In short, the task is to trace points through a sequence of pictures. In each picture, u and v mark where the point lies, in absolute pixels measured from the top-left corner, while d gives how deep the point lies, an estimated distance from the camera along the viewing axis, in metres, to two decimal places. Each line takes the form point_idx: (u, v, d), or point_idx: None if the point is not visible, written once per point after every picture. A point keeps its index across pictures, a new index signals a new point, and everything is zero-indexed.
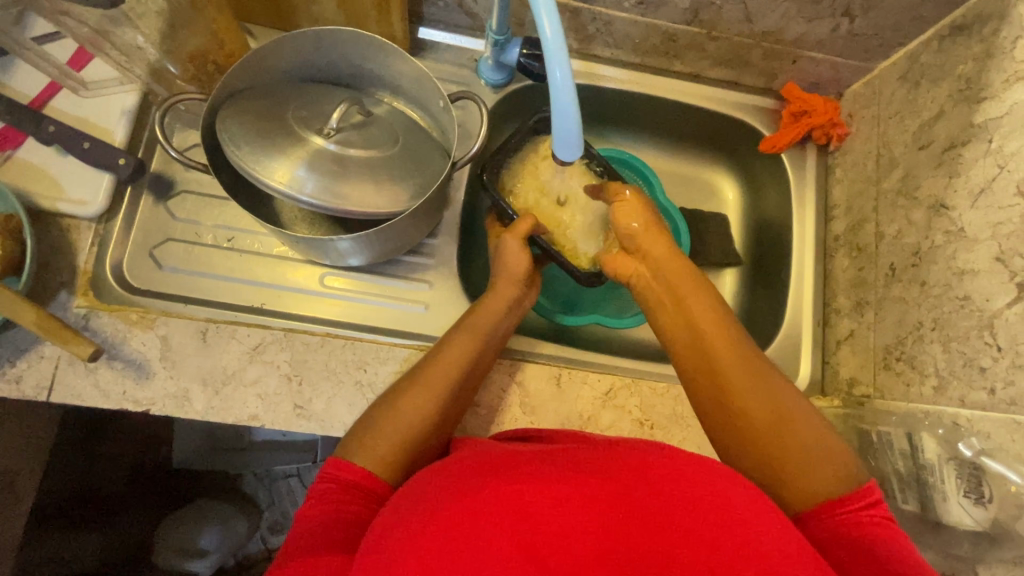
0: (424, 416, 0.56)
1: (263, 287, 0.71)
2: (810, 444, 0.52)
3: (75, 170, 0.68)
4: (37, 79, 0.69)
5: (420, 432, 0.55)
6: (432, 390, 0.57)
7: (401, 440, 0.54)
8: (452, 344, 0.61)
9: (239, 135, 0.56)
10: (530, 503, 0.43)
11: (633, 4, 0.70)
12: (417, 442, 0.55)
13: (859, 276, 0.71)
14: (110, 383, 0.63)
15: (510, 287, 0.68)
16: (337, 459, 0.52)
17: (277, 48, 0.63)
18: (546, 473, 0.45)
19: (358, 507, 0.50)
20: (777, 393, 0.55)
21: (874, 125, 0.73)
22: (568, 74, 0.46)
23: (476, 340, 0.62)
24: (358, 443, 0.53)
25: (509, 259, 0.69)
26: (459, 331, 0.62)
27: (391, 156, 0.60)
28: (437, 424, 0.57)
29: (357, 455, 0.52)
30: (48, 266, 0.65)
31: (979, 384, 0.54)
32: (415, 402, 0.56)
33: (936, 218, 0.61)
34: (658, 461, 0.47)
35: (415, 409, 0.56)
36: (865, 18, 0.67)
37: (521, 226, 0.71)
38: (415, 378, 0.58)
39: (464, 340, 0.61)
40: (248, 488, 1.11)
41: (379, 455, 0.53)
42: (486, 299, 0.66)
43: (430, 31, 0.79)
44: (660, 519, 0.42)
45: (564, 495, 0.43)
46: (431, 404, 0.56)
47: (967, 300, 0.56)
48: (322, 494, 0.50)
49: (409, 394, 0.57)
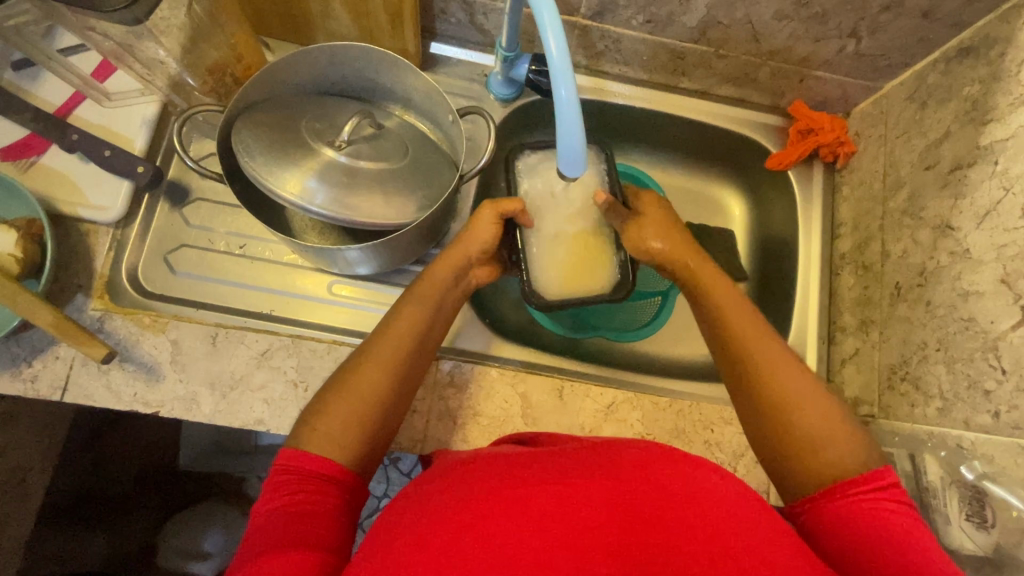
0: (381, 388, 0.55)
1: (273, 294, 0.72)
2: (823, 430, 0.51)
3: (95, 176, 0.70)
4: (63, 90, 0.72)
5: (382, 407, 0.54)
6: (385, 364, 0.56)
7: (359, 415, 0.53)
8: (402, 312, 0.60)
9: (252, 146, 0.58)
10: (532, 515, 0.43)
11: (642, 23, 0.71)
12: (377, 418, 0.54)
13: (865, 295, 0.71)
14: (122, 384, 0.65)
15: (456, 260, 0.67)
16: (292, 449, 0.50)
17: (294, 62, 0.65)
18: (549, 485, 0.45)
19: (320, 497, 0.48)
20: (787, 363, 0.55)
21: (881, 145, 0.73)
22: (573, 93, 0.46)
23: (424, 308, 0.61)
24: (313, 430, 0.51)
25: (473, 232, 0.68)
26: (409, 301, 0.61)
27: (399, 168, 0.61)
28: (397, 393, 0.56)
29: (315, 442, 0.51)
30: (66, 269, 0.67)
31: (982, 408, 0.53)
32: (371, 376, 0.55)
33: (943, 238, 0.61)
34: (655, 464, 0.48)
35: (370, 384, 0.55)
36: (872, 39, 0.67)
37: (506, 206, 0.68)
38: (367, 355, 0.57)
39: (414, 309, 0.61)
40: (254, 491, 1.09)
41: (336, 436, 0.51)
42: (432, 268, 0.65)
43: (442, 47, 0.81)
44: (656, 524, 0.42)
45: (565, 508, 0.43)
46: (384, 378, 0.55)
47: (972, 321, 0.56)
48: (279, 486, 0.48)
49: (364, 369, 0.55)
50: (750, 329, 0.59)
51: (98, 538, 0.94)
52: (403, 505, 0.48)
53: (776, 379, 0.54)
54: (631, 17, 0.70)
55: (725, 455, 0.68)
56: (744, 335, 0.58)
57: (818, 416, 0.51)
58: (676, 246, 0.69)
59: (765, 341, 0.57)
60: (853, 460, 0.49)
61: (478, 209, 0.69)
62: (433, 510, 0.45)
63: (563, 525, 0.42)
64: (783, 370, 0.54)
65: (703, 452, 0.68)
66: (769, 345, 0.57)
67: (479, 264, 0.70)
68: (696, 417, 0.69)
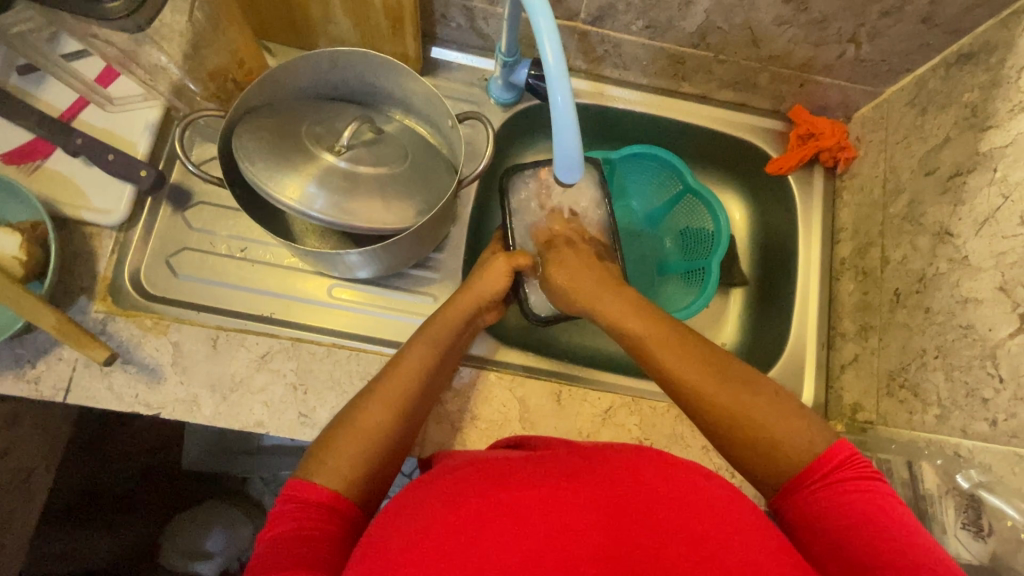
0: (386, 426, 0.55)
1: (274, 297, 0.73)
2: (766, 440, 0.51)
3: (100, 179, 0.71)
4: (67, 94, 0.73)
5: (386, 442, 0.55)
6: (390, 403, 0.57)
7: (366, 451, 0.53)
8: (410, 352, 0.61)
9: (253, 151, 0.58)
10: (524, 518, 0.43)
11: (641, 28, 0.71)
12: (381, 451, 0.54)
13: (864, 301, 0.71)
14: (124, 386, 0.66)
15: (467, 305, 0.66)
16: (297, 479, 0.51)
17: (294, 68, 0.65)
18: (540, 486, 0.46)
19: (322, 525, 0.48)
20: (718, 378, 0.55)
21: (881, 150, 0.73)
22: (568, 99, 0.47)
23: (431, 351, 0.62)
24: (319, 462, 0.52)
25: (483, 278, 0.68)
26: (417, 343, 0.62)
27: (399, 173, 0.62)
28: (400, 430, 0.56)
29: (319, 472, 0.51)
30: (70, 271, 0.68)
31: (980, 415, 0.53)
32: (376, 415, 0.56)
33: (942, 245, 0.61)
34: (654, 469, 0.48)
35: (377, 422, 0.55)
36: (872, 44, 0.67)
37: (516, 257, 0.70)
38: (373, 393, 0.57)
39: (422, 351, 0.61)
40: (256, 493, 1.10)
41: (343, 470, 0.52)
42: (443, 310, 0.66)
43: (443, 52, 0.81)
44: (648, 521, 0.43)
45: (557, 507, 0.44)
46: (388, 415, 0.56)
47: (971, 328, 0.56)
48: (283, 513, 0.49)
49: (370, 408, 0.56)
50: (676, 354, 0.58)
51: (102, 538, 0.96)
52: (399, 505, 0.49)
53: (712, 400, 0.54)
54: (630, 22, 0.70)
55: (723, 460, 0.68)
56: (672, 361, 0.58)
57: (757, 428, 0.52)
58: (595, 277, 0.68)
59: (693, 358, 0.57)
60: (804, 454, 0.50)
61: (491, 257, 0.70)
62: (427, 512, 0.46)
63: (553, 525, 0.43)
64: (717, 388, 0.54)
65: (701, 457, 0.68)
66: (699, 359, 0.57)
67: (492, 307, 0.71)
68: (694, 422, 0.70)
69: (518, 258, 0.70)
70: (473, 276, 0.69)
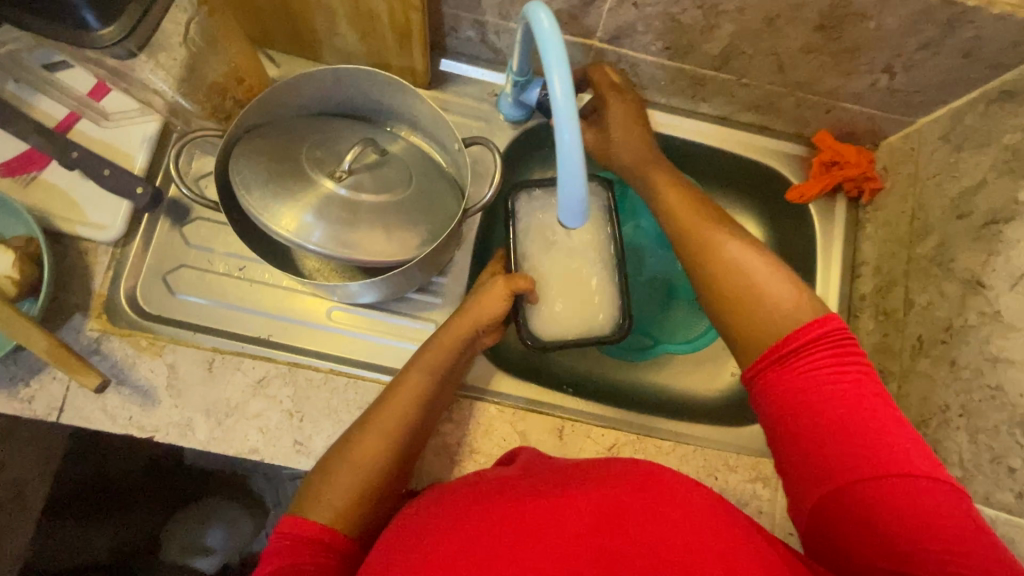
0: (384, 459, 0.54)
1: (272, 318, 0.71)
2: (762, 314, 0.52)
3: (96, 193, 0.69)
4: (60, 106, 0.70)
5: (382, 476, 0.53)
6: (388, 433, 0.55)
7: (361, 488, 0.52)
8: (405, 381, 0.59)
9: (250, 178, 0.56)
10: (533, 531, 0.42)
11: (661, 49, 0.68)
12: (378, 486, 0.53)
13: (884, 343, 0.68)
14: (118, 408, 0.64)
15: (466, 329, 0.63)
16: (291, 517, 0.50)
17: (295, 85, 0.63)
18: (544, 497, 0.45)
19: (318, 560, 0.47)
20: (733, 259, 0.55)
21: (910, 184, 0.69)
22: (576, 135, 0.42)
23: (428, 379, 0.59)
24: (314, 498, 0.51)
25: (482, 299, 0.65)
26: (414, 371, 0.59)
27: (403, 200, 0.59)
28: (397, 466, 0.55)
29: (315, 510, 0.50)
30: (64, 288, 0.67)
31: (1006, 485, 0.51)
32: (371, 449, 0.54)
33: (972, 295, 0.58)
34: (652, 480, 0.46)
35: (373, 454, 0.53)
36: (906, 75, 0.63)
37: (518, 278, 0.67)
38: (369, 421, 0.55)
39: (418, 380, 0.59)
40: (257, 489, 1.07)
41: (338, 504, 0.50)
42: (439, 334, 0.63)
43: (453, 64, 0.78)
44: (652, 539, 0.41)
45: (563, 520, 0.43)
46: (386, 446, 0.54)
47: (999, 390, 0.53)
48: (277, 552, 0.47)
49: (365, 438, 0.54)
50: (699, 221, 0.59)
51: (103, 533, 0.94)
52: (402, 527, 0.47)
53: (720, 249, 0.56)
54: (650, 42, 0.67)
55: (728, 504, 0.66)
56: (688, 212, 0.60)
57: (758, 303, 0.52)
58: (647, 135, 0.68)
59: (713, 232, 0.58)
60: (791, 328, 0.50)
61: (491, 279, 0.67)
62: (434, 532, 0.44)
63: (563, 536, 0.41)
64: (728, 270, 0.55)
65: None
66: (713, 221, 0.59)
67: (493, 330, 0.68)
68: (699, 463, 0.68)
69: (519, 279, 0.67)
70: (473, 296, 0.66)
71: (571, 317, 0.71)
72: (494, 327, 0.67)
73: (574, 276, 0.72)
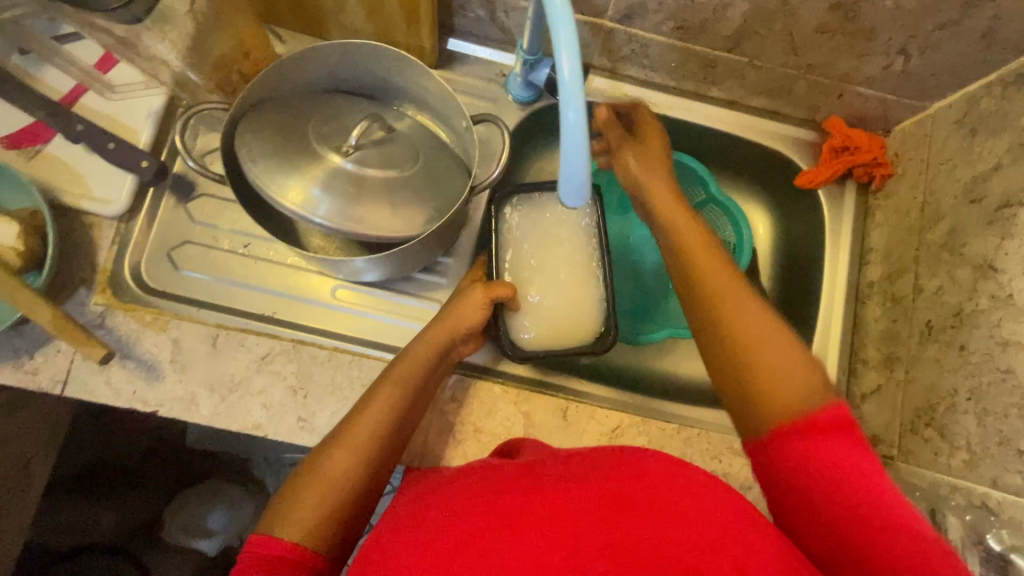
0: (358, 462, 0.52)
1: (276, 296, 0.71)
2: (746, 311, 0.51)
3: (101, 167, 0.69)
4: (65, 80, 0.70)
5: (356, 484, 0.51)
6: (356, 448, 0.52)
7: (329, 504, 0.49)
8: (375, 394, 0.56)
9: (256, 151, 0.56)
10: (529, 528, 0.41)
11: (672, 29, 0.67)
12: (364, 475, 0.52)
13: (892, 330, 0.67)
14: (122, 381, 0.64)
15: (443, 337, 0.61)
16: (261, 536, 0.47)
17: (302, 60, 0.62)
18: (544, 493, 0.44)
19: None
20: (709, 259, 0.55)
21: (921, 170, 0.69)
22: (582, 115, 0.42)
23: (400, 390, 0.57)
24: (283, 515, 0.48)
25: (460, 307, 0.62)
26: (384, 384, 0.57)
27: (410, 176, 0.59)
28: (379, 463, 0.53)
29: (286, 526, 0.47)
30: (69, 262, 0.67)
31: (1014, 469, 0.50)
32: (342, 460, 0.51)
33: (983, 280, 0.57)
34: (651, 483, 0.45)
35: (343, 467, 0.51)
36: (922, 57, 0.62)
37: (496, 286, 0.63)
38: (337, 439, 0.53)
39: (390, 390, 0.57)
40: (259, 472, 1.11)
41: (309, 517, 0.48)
42: (406, 350, 0.60)
43: (461, 44, 0.77)
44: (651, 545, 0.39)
45: (558, 521, 0.42)
46: (366, 443, 0.53)
47: (1010, 374, 0.52)
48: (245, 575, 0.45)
49: (335, 451, 0.52)
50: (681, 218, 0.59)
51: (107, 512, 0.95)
52: (393, 527, 0.46)
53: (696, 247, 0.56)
54: (661, 22, 0.66)
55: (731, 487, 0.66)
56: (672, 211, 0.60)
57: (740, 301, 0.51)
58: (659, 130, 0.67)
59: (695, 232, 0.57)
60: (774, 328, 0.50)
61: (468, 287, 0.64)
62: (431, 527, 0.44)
63: (559, 538, 0.40)
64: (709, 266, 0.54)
65: None
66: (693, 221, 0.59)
67: (470, 339, 0.65)
68: (703, 446, 0.68)
69: (497, 287, 0.63)
70: (449, 304, 0.63)
71: (556, 324, 0.67)
72: (471, 336, 0.64)
73: (563, 278, 0.69)
